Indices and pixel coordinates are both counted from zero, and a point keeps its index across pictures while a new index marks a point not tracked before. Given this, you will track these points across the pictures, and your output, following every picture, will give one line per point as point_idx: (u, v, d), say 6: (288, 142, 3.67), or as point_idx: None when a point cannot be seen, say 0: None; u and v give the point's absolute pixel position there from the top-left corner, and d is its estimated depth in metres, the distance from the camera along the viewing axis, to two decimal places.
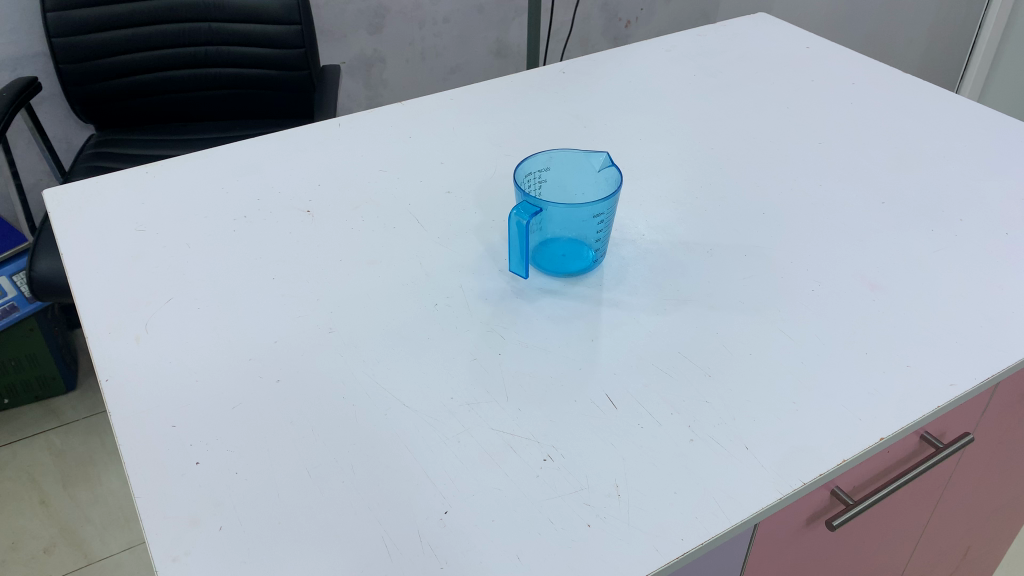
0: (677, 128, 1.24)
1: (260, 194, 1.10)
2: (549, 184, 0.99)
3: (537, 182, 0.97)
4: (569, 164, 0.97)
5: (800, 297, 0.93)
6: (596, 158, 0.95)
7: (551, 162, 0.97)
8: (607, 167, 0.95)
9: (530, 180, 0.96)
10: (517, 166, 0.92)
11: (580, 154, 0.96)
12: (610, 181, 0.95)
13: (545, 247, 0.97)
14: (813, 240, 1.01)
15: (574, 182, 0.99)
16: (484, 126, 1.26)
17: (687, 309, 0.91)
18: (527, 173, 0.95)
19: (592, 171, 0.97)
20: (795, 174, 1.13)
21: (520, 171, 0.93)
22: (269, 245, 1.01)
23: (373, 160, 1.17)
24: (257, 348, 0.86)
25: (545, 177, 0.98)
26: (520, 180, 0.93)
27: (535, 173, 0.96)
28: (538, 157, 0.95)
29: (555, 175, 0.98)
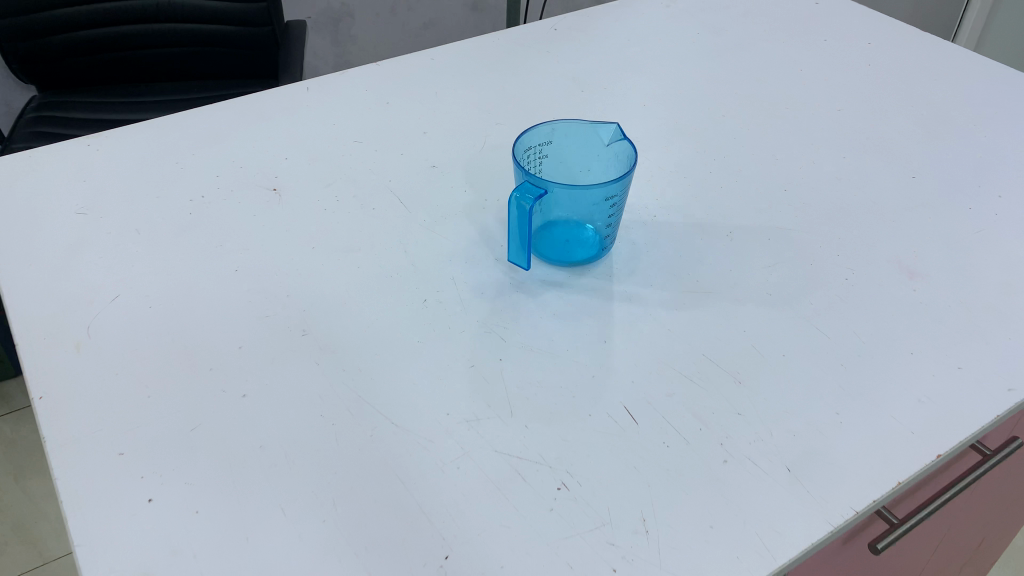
0: (684, 93, 1.13)
1: (220, 170, 0.97)
2: (551, 160, 0.87)
3: (537, 158, 0.86)
4: (574, 137, 0.86)
5: (835, 287, 0.83)
6: (605, 130, 0.83)
7: (553, 135, 0.85)
8: (618, 140, 0.83)
9: (530, 156, 0.85)
10: (516, 140, 0.80)
11: (587, 126, 0.84)
12: (622, 157, 0.83)
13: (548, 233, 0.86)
14: (842, 221, 0.91)
15: (579, 158, 0.88)
16: (471, 91, 1.13)
17: (709, 302, 0.81)
18: (527, 148, 0.83)
19: (600, 145, 0.85)
20: (816, 146, 1.03)
21: (519, 147, 0.81)
22: (232, 231, 0.88)
23: (348, 130, 1.04)
24: (219, 356, 0.74)
25: (546, 153, 0.86)
26: (519, 158, 0.82)
27: (535, 148, 0.85)
28: (538, 130, 0.83)
29: (558, 149, 0.87)
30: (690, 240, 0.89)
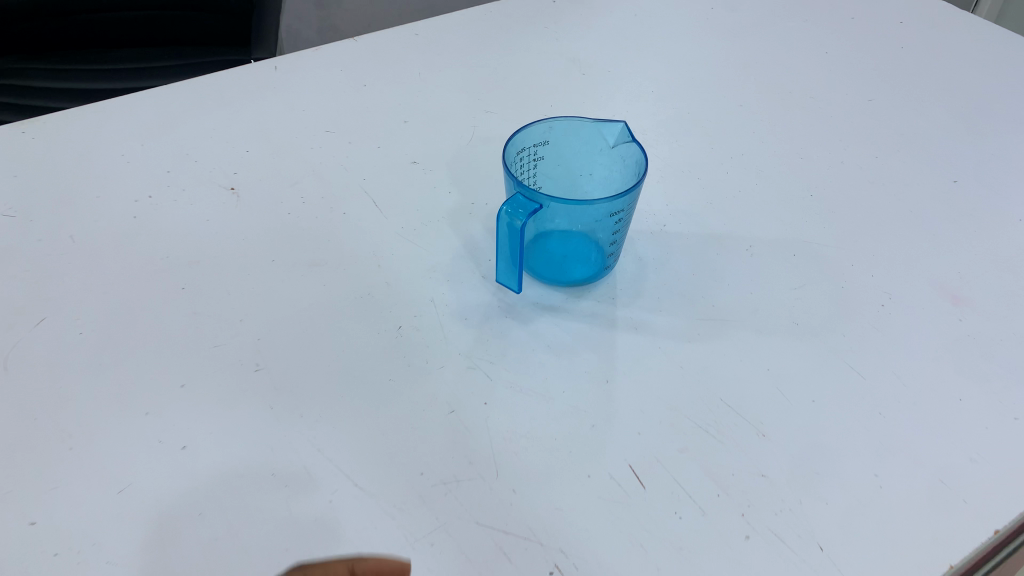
0: (697, 78, 1.01)
1: (171, 164, 0.85)
2: (546, 162, 0.76)
3: (532, 160, 0.74)
4: (573, 137, 0.74)
5: (870, 316, 0.72)
6: (610, 130, 0.72)
7: (551, 134, 0.73)
8: (625, 142, 0.71)
9: (523, 159, 0.73)
10: (507, 143, 0.68)
11: (590, 124, 0.73)
12: (628, 162, 0.72)
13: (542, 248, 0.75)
14: (878, 234, 0.80)
15: (578, 160, 0.76)
16: (459, 72, 1.01)
17: (726, 334, 0.70)
18: (520, 150, 0.72)
19: (604, 147, 0.74)
20: (846, 143, 0.92)
21: (511, 150, 0.70)
22: (181, 241, 0.77)
23: (319, 119, 0.92)
24: (158, 397, 0.63)
25: (541, 155, 0.75)
26: (510, 162, 0.70)
27: (530, 149, 0.73)
28: (533, 129, 0.72)
29: (554, 151, 0.75)
30: (704, 256, 0.78)
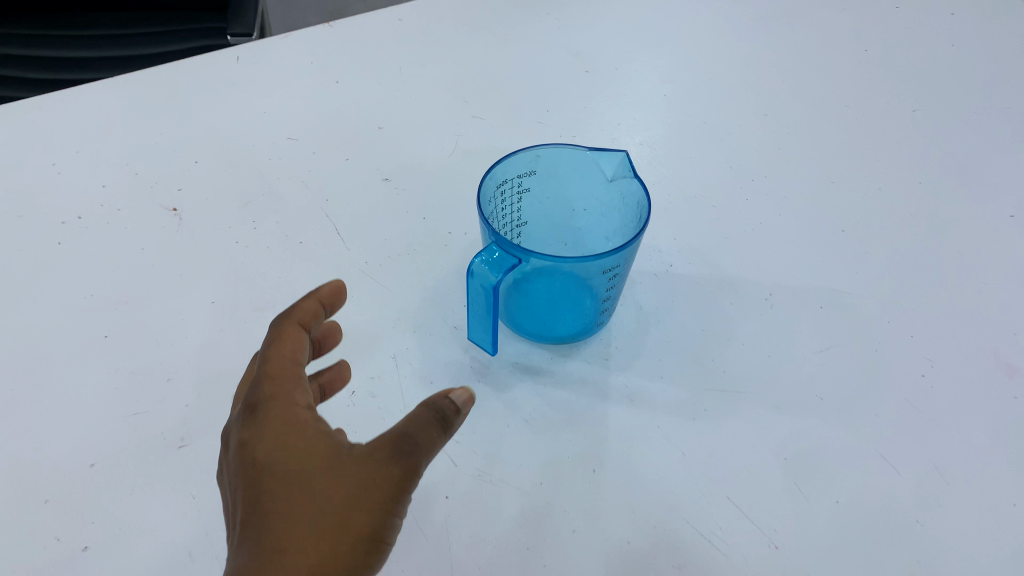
0: (717, 81, 0.89)
1: (107, 177, 0.74)
2: (534, 193, 0.64)
3: (516, 193, 0.63)
4: (565, 165, 0.62)
5: (908, 390, 0.61)
6: (609, 161, 0.60)
7: (539, 163, 0.62)
8: (625, 177, 0.60)
9: (504, 192, 0.62)
10: (483, 178, 0.57)
11: (585, 154, 0.61)
12: (629, 201, 0.60)
13: (527, 292, 0.63)
14: (920, 281, 0.69)
15: (572, 191, 0.65)
16: (446, 68, 0.89)
17: (737, 410, 0.60)
18: (501, 182, 0.60)
19: (601, 179, 0.62)
20: (885, 164, 0.80)
21: (489, 185, 0.58)
22: (109, 275, 0.67)
23: (282, 123, 0.81)
24: (61, 480, 0.54)
25: (527, 185, 0.63)
26: (488, 199, 0.59)
27: (513, 181, 0.62)
28: (517, 159, 0.60)
29: (543, 180, 0.64)
30: (715, 307, 0.67)
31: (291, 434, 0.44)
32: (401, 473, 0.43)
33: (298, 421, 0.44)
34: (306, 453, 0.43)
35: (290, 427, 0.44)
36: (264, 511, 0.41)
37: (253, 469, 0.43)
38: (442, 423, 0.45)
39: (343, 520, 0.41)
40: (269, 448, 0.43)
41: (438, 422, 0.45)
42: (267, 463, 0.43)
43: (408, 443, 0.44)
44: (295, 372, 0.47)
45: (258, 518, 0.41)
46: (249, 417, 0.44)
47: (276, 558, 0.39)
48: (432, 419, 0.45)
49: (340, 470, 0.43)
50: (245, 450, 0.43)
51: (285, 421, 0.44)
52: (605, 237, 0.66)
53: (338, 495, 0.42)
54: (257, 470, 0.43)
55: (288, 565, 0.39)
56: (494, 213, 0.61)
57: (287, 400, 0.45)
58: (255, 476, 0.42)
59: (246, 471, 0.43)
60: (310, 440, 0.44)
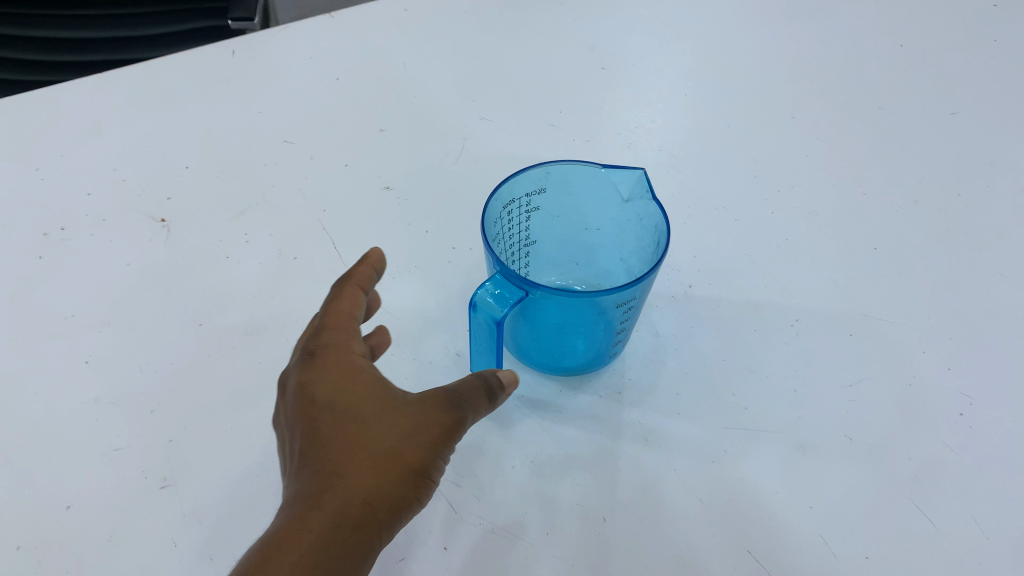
0: (740, 80, 0.83)
1: (92, 183, 0.70)
2: (543, 211, 0.60)
3: (524, 212, 0.58)
4: (577, 183, 0.58)
5: (945, 430, 0.57)
6: (624, 180, 0.56)
7: (549, 180, 0.57)
8: (642, 199, 0.55)
9: (511, 212, 0.57)
10: (487, 200, 0.52)
11: (599, 172, 0.56)
12: (646, 224, 0.56)
13: (538, 322, 0.55)
14: (958, 307, 0.64)
15: (584, 209, 0.60)
16: (454, 64, 0.84)
17: (759, 450, 0.56)
18: (507, 202, 0.56)
19: (615, 198, 0.57)
20: (921, 174, 0.75)
21: (494, 207, 0.54)
22: (92, 293, 0.63)
23: (279, 124, 0.77)
24: (34, 524, 0.50)
25: (536, 203, 0.59)
26: (493, 221, 0.54)
27: (521, 200, 0.57)
28: (525, 178, 0.55)
29: (554, 198, 0.59)
30: (736, 334, 0.63)
31: (349, 381, 0.47)
32: (451, 420, 0.46)
33: (355, 371, 0.47)
34: (362, 398, 0.46)
35: (347, 374, 0.47)
36: (322, 446, 0.44)
37: (311, 410, 0.46)
38: (493, 385, 0.48)
39: (396, 458, 0.44)
40: (327, 392, 0.46)
41: (489, 384, 0.48)
42: (325, 403, 0.45)
43: (458, 393, 0.47)
44: (352, 331, 0.50)
45: (315, 451, 0.44)
46: (313, 363, 0.48)
47: (334, 485, 0.42)
48: (483, 383, 0.48)
49: (393, 413, 0.45)
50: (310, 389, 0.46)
51: (342, 370, 0.47)
52: (619, 258, 0.61)
53: (392, 434, 0.45)
54: (315, 411, 0.46)
55: (344, 491, 0.42)
56: (500, 235, 0.56)
57: (345, 353, 0.48)
58: (313, 416, 0.45)
59: (305, 412, 0.46)
60: (366, 387, 0.47)
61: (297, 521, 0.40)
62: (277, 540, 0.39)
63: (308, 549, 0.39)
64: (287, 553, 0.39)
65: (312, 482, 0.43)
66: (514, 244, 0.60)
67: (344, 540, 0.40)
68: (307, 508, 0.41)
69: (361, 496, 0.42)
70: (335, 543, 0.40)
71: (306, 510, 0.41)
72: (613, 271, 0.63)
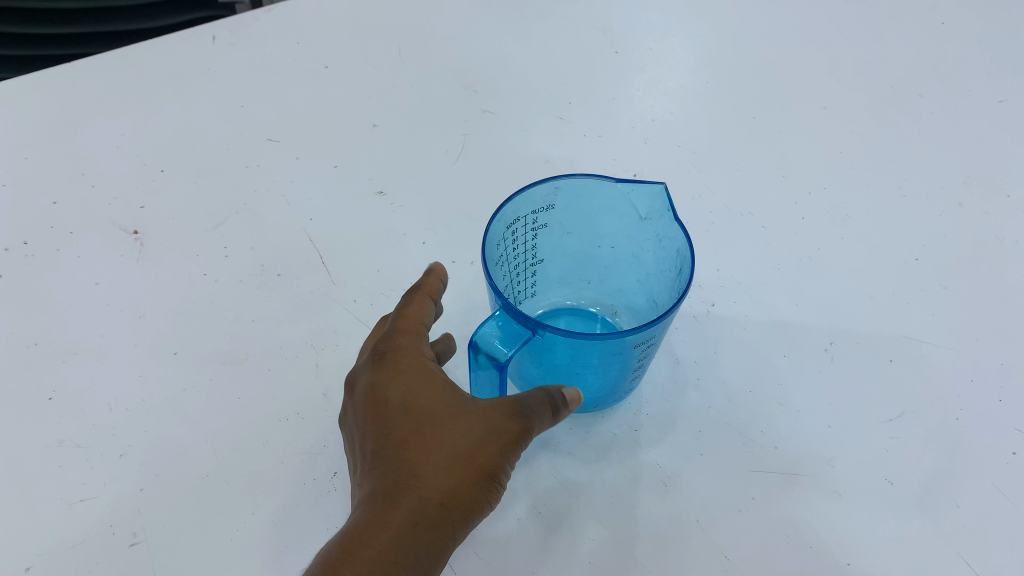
0: (764, 69, 0.77)
1: (59, 191, 0.65)
2: (552, 227, 0.53)
3: (530, 231, 0.52)
4: (589, 198, 0.51)
5: (996, 472, 0.51)
6: (641, 196, 0.49)
7: (557, 196, 0.50)
8: (662, 217, 0.49)
9: (516, 231, 0.51)
10: (489, 224, 0.45)
11: (614, 185, 0.49)
12: (666, 245, 0.49)
13: (545, 358, 0.48)
14: (1009, 326, 0.58)
15: (597, 226, 0.54)
16: (453, 48, 0.77)
17: (790, 497, 0.50)
18: (512, 222, 0.49)
19: (631, 215, 0.51)
20: (966, 172, 0.68)
21: (497, 229, 0.47)
22: (58, 318, 0.57)
23: (262, 121, 0.71)
24: None
25: (543, 219, 0.52)
26: (496, 245, 0.48)
27: (526, 219, 0.51)
28: (530, 195, 0.49)
29: (563, 214, 0.53)
30: (762, 360, 0.57)
31: (420, 378, 0.43)
32: (521, 427, 0.42)
33: (425, 369, 0.44)
34: (432, 396, 0.43)
35: (418, 372, 0.44)
36: (392, 444, 0.41)
37: (379, 407, 0.43)
38: (562, 395, 0.44)
39: (470, 460, 0.41)
40: (397, 389, 0.43)
41: (556, 391, 0.44)
42: (395, 402, 0.42)
43: (530, 400, 0.43)
44: (420, 326, 0.47)
45: (385, 450, 0.41)
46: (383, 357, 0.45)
47: (408, 485, 0.40)
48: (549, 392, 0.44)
49: (466, 414, 0.42)
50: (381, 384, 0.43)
51: (412, 367, 0.44)
52: (636, 277, 0.55)
53: (465, 434, 0.41)
54: (384, 409, 0.42)
55: (419, 492, 0.39)
56: (504, 257, 0.50)
57: (414, 349, 0.45)
58: (382, 414, 0.42)
59: (372, 409, 0.43)
60: (438, 385, 0.43)
61: (372, 523, 0.38)
62: (354, 542, 0.37)
63: (384, 553, 0.37)
64: (363, 556, 0.37)
65: (383, 481, 0.40)
66: (520, 264, 0.54)
67: (419, 544, 0.38)
68: (382, 510, 0.39)
69: (436, 497, 0.39)
70: (411, 546, 0.38)
71: (380, 511, 0.39)
72: (629, 291, 0.57)
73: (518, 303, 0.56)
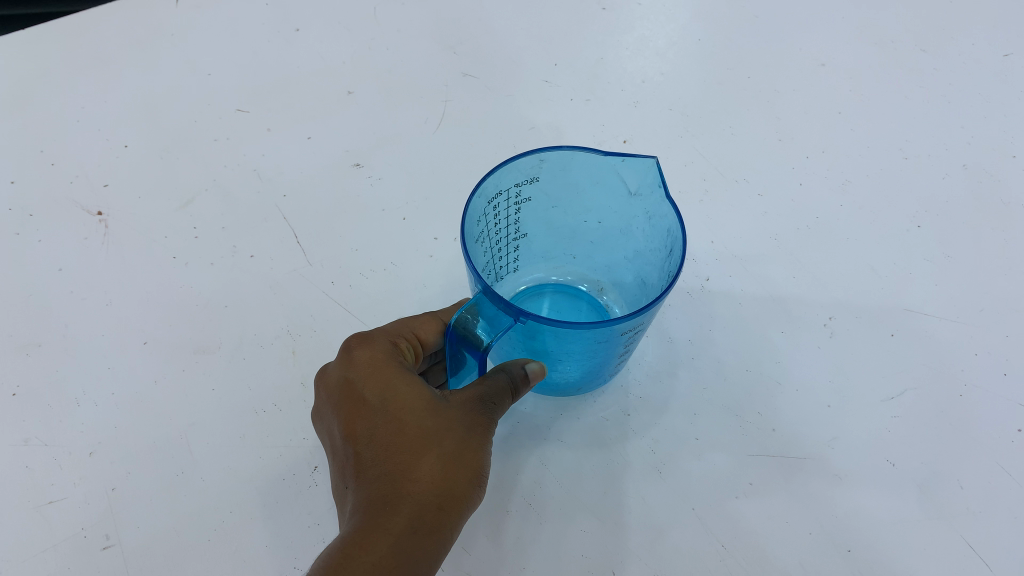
0: (758, 25, 0.73)
1: (19, 170, 0.61)
2: (536, 201, 0.49)
3: (511, 205, 0.47)
4: (576, 170, 0.47)
5: (1002, 451, 0.49)
6: (632, 170, 0.45)
7: (543, 168, 0.46)
8: (653, 194, 0.44)
9: (497, 206, 0.46)
10: (469, 200, 0.40)
11: (603, 158, 0.45)
12: (657, 224, 0.46)
13: (529, 344, 0.43)
14: (1014, 297, 0.56)
15: (585, 200, 0.50)
16: (431, 6, 0.73)
17: (789, 481, 0.48)
18: (493, 196, 0.45)
19: (621, 190, 0.47)
20: (971, 132, 0.65)
21: (478, 205, 0.42)
22: (20, 307, 0.55)
23: (231, 89, 0.67)
24: None
25: (527, 192, 0.48)
26: (475, 222, 0.42)
27: (508, 191, 0.46)
28: (513, 168, 0.44)
29: (547, 187, 0.48)
30: (758, 338, 0.55)
31: (397, 374, 0.40)
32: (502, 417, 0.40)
33: (402, 366, 0.41)
34: (410, 391, 0.40)
35: (395, 368, 0.41)
36: (377, 447, 0.38)
37: (357, 408, 0.40)
38: (524, 372, 0.41)
39: (459, 458, 0.38)
40: (375, 387, 0.40)
41: (523, 368, 0.41)
42: (374, 401, 0.39)
43: (497, 386, 0.40)
44: (405, 332, 0.44)
45: (370, 453, 0.38)
46: (355, 355, 0.41)
47: (401, 489, 0.37)
48: (511, 376, 0.41)
49: (446, 407, 0.39)
50: (357, 384, 0.40)
51: (388, 364, 0.41)
52: (624, 255, 0.53)
53: (449, 428, 0.39)
54: (363, 409, 0.40)
55: (414, 496, 0.37)
56: (484, 233, 0.46)
57: (387, 346, 0.42)
58: (361, 415, 0.40)
59: (350, 412, 0.40)
60: (416, 378, 0.40)
61: (371, 532, 0.35)
62: (355, 551, 0.35)
63: (386, 560, 0.34)
64: (364, 564, 0.34)
65: (374, 486, 0.37)
66: (502, 240, 0.50)
67: (423, 548, 0.36)
68: (378, 516, 0.36)
69: (433, 500, 0.37)
70: (415, 550, 0.35)
71: (377, 519, 0.36)
72: (616, 268, 0.55)
73: (499, 279, 0.54)
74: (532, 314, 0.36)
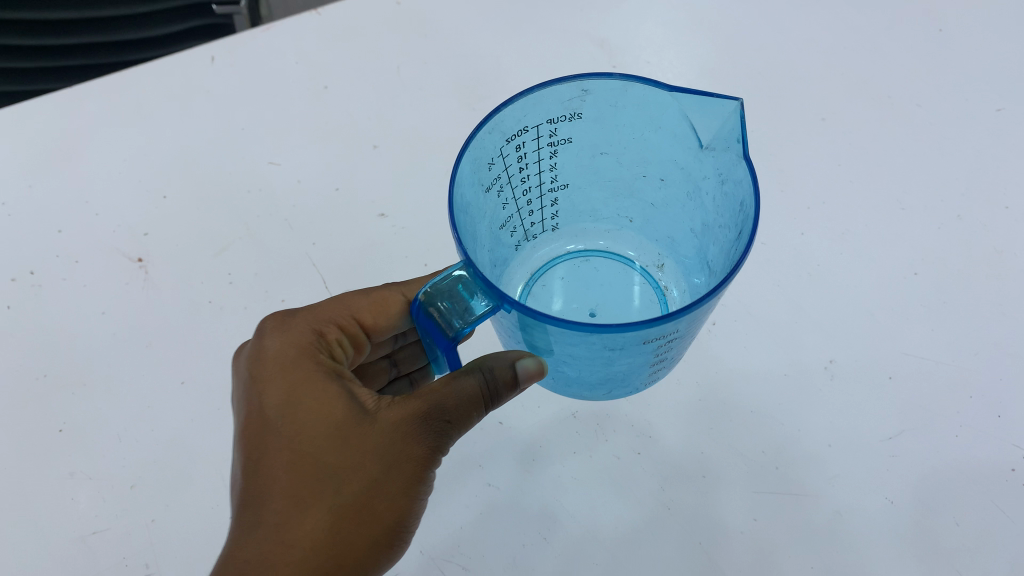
0: (765, 80, 0.77)
1: (67, 219, 0.66)
2: (576, 141, 0.52)
3: (546, 142, 0.50)
4: (629, 107, 0.49)
5: (994, 490, 0.52)
6: (710, 116, 0.45)
7: (587, 100, 0.48)
8: (731, 146, 0.44)
9: (528, 141, 0.49)
10: (476, 129, 0.43)
11: (663, 91, 0.46)
12: (730, 187, 0.45)
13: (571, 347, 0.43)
14: (1009, 343, 0.58)
15: (643, 146, 0.52)
16: (452, 61, 0.77)
17: (789, 520, 0.51)
18: (518, 131, 0.47)
19: (694, 142, 0.47)
20: (965, 183, 0.68)
21: (489, 138, 0.45)
22: (66, 349, 0.58)
23: (263, 142, 0.71)
24: None
25: (566, 131, 0.51)
26: (486, 151, 0.45)
27: (551, 122, 0.49)
28: (554, 92, 0.46)
29: (586, 127, 0.51)
30: (761, 379, 0.58)
31: (308, 390, 0.43)
32: (429, 451, 0.43)
33: (313, 368, 0.44)
34: (318, 412, 0.43)
35: (305, 374, 0.44)
36: (269, 481, 0.42)
37: (262, 424, 0.43)
38: (512, 372, 0.43)
39: (353, 512, 0.42)
40: (282, 405, 0.43)
41: (515, 366, 0.43)
42: (277, 424, 0.43)
43: (451, 398, 0.43)
44: (335, 318, 0.48)
45: (259, 489, 0.42)
46: (270, 362, 0.45)
47: (278, 548, 0.40)
48: (486, 376, 0.43)
49: (359, 444, 0.42)
50: (264, 400, 0.43)
51: (297, 370, 0.44)
52: (694, 225, 0.53)
53: (350, 480, 0.42)
54: (265, 426, 0.43)
55: (288, 559, 0.40)
56: (507, 168, 0.49)
57: (307, 341, 0.46)
58: (263, 434, 0.43)
59: (256, 422, 0.43)
60: (325, 395, 0.43)
61: None
62: None
63: None
64: None
65: (255, 537, 0.41)
66: (542, 181, 0.54)
67: None
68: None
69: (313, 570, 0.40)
70: None
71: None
72: (679, 238, 0.56)
73: (535, 224, 0.57)
74: (513, 301, 0.38)
